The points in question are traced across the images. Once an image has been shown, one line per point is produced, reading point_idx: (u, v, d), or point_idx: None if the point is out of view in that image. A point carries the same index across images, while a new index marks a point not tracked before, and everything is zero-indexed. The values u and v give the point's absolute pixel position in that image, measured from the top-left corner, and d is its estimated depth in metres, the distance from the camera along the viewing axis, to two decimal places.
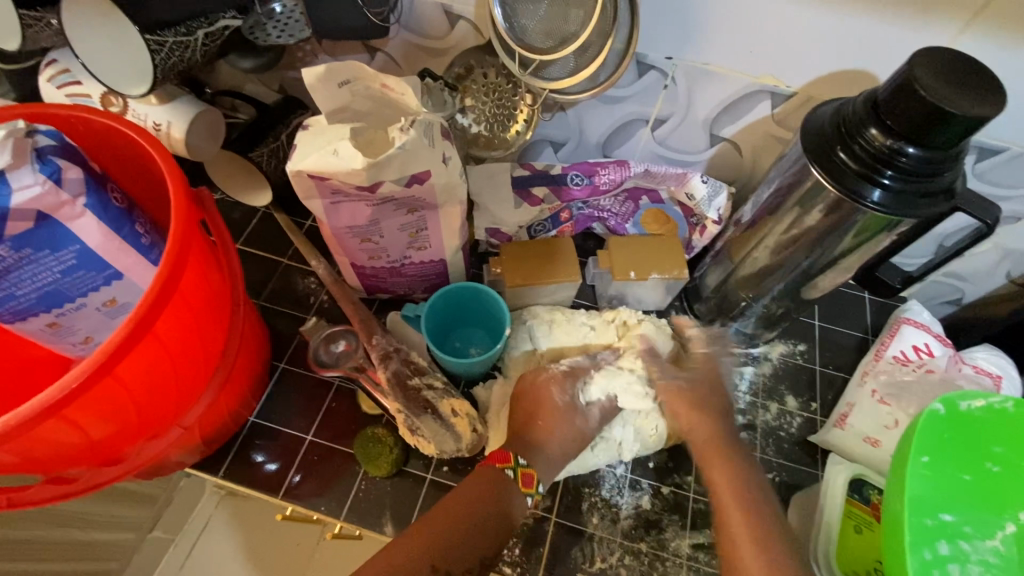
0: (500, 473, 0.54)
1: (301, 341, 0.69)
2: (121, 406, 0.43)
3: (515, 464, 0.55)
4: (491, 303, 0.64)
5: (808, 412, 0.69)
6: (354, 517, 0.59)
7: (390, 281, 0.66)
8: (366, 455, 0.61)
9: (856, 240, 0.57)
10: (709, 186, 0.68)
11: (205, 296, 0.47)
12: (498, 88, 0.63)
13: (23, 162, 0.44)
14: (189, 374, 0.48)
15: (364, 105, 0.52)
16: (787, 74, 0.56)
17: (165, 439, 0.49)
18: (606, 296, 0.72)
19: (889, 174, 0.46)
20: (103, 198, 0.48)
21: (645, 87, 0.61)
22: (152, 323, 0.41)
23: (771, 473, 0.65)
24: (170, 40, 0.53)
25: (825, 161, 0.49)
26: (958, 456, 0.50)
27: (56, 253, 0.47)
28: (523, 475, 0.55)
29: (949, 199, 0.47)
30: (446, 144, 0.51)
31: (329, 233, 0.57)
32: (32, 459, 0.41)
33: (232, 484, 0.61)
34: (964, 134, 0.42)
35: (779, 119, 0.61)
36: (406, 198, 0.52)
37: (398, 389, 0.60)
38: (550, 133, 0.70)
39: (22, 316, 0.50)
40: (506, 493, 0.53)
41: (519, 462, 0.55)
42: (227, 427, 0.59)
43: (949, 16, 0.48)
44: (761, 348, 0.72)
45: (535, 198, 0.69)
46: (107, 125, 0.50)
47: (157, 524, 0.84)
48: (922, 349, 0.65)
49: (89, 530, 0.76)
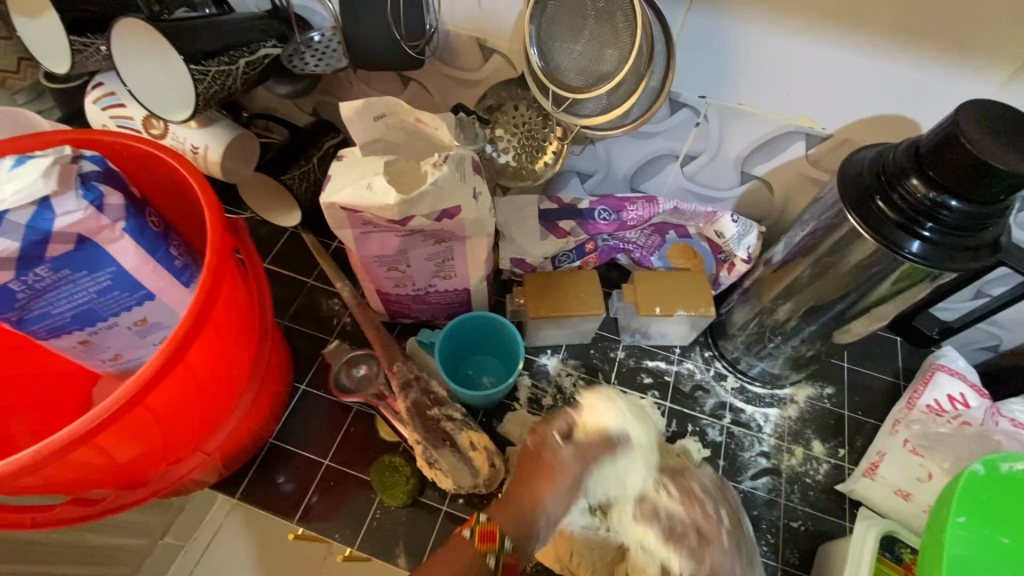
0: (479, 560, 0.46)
1: (323, 363, 0.69)
2: (149, 432, 0.43)
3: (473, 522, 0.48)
4: (507, 335, 0.64)
5: (836, 459, 0.67)
6: (368, 546, 0.59)
7: (413, 307, 0.66)
8: (382, 484, 0.61)
9: (894, 286, 0.56)
10: (739, 225, 0.66)
11: (236, 325, 0.47)
12: (528, 121, 0.63)
13: (68, 188, 0.45)
14: (216, 400, 0.48)
15: (397, 137, 0.52)
16: (822, 116, 0.56)
17: (188, 463, 0.50)
18: (629, 330, 0.72)
19: (930, 226, 0.45)
20: (141, 223, 0.50)
21: (676, 124, 0.61)
22: (184, 352, 0.41)
23: (796, 521, 0.63)
24: (213, 70, 0.55)
25: (862, 209, 0.48)
26: (1000, 520, 0.48)
27: (92, 274, 0.48)
28: (483, 530, 0.47)
29: (993, 253, 0.46)
30: (477, 179, 0.51)
31: (357, 261, 0.57)
32: (58, 480, 0.42)
33: (249, 505, 0.61)
34: (1010, 190, 0.41)
35: (813, 160, 0.60)
36: (435, 230, 0.53)
37: (417, 419, 0.60)
38: (577, 165, 0.70)
39: (56, 333, 0.51)
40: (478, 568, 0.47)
41: (478, 519, 0.48)
42: (247, 448, 0.59)
43: (994, 68, 0.47)
44: (787, 389, 0.71)
45: (562, 230, 0.69)
46: (148, 151, 0.51)
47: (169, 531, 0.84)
48: (958, 399, 0.63)
49: (102, 536, 0.76)
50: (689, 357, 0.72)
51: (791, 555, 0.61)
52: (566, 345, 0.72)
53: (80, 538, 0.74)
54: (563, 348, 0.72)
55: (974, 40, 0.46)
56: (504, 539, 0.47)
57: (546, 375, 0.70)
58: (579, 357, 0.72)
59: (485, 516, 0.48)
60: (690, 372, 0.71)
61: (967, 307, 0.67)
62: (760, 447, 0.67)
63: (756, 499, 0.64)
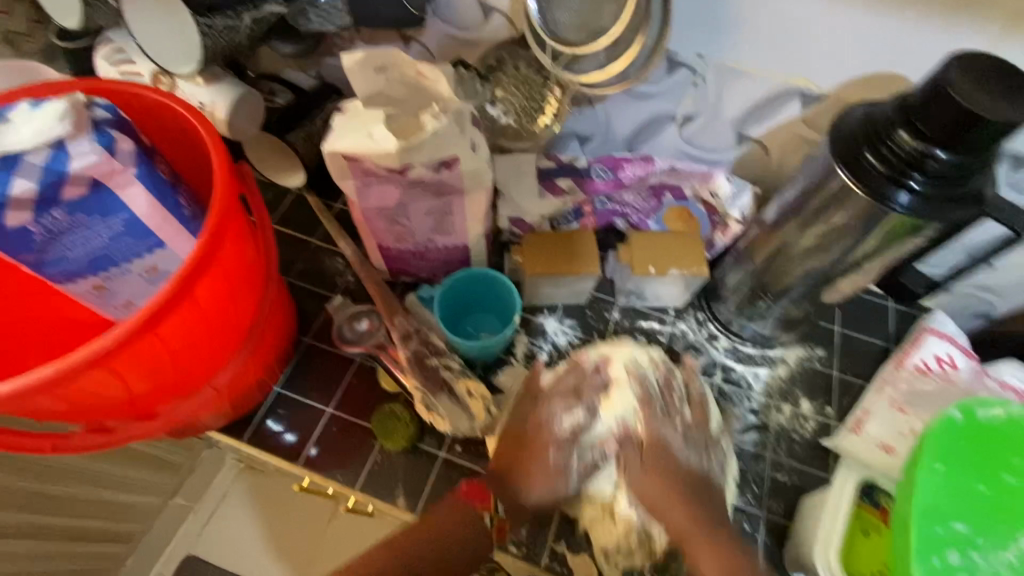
0: (478, 518, 0.56)
1: (326, 318, 0.72)
2: (160, 365, 0.45)
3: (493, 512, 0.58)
4: (504, 290, 0.66)
5: (823, 417, 0.69)
6: (369, 486, 0.62)
7: (413, 264, 0.68)
8: (382, 430, 0.63)
9: (880, 242, 0.57)
10: (733, 184, 0.69)
11: (242, 266, 0.49)
12: (528, 80, 0.64)
13: (82, 132, 0.47)
14: (223, 338, 0.50)
15: (398, 91, 0.52)
16: (817, 75, 0.56)
17: (198, 399, 0.52)
18: (624, 290, 0.73)
19: (917, 177, 0.46)
20: (152, 170, 0.51)
21: (674, 83, 0.62)
22: (191, 287, 0.43)
23: (781, 473, 0.65)
24: (218, 23, 0.57)
25: (852, 163, 0.49)
26: (977, 468, 0.50)
27: (105, 219, 0.50)
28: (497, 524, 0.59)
29: (977, 203, 0.47)
30: (475, 130, 0.53)
31: (358, 214, 0.59)
32: (76, 407, 0.44)
33: (255, 450, 0.64)
34: (995, 138, 0.42)
35: (809, 120, 0.61)
36: (434, 182, 0.54)
37: (416, 367, 0.62)
38: (576, 127, 0.71)
39: (71, 278, 0.54)
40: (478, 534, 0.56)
41: (498, 512, 0.58)
42: (254, 393, 0.62)
43: (989, 21, 0.47)
44: (779, 351, 0.73)
45: (559, 189, 0.70)
46: (158, 101, 0.52)
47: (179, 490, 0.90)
48: (945, 360, 0.65)
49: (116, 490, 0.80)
50: (683, 318, 0.74)
51: (775, 505, 0.64)
52: (563, 305, 0.74)
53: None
54: (559, 307, 0.74)
55: None
56: (498, 505, 0.58)
57: (543, 334, 0.72)
58: (575, 318, 0.74)
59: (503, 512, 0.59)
60: (684, 333, 0.73)
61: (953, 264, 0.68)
62: (749, 404, 0.69)
63: (744, 452, 0.66)
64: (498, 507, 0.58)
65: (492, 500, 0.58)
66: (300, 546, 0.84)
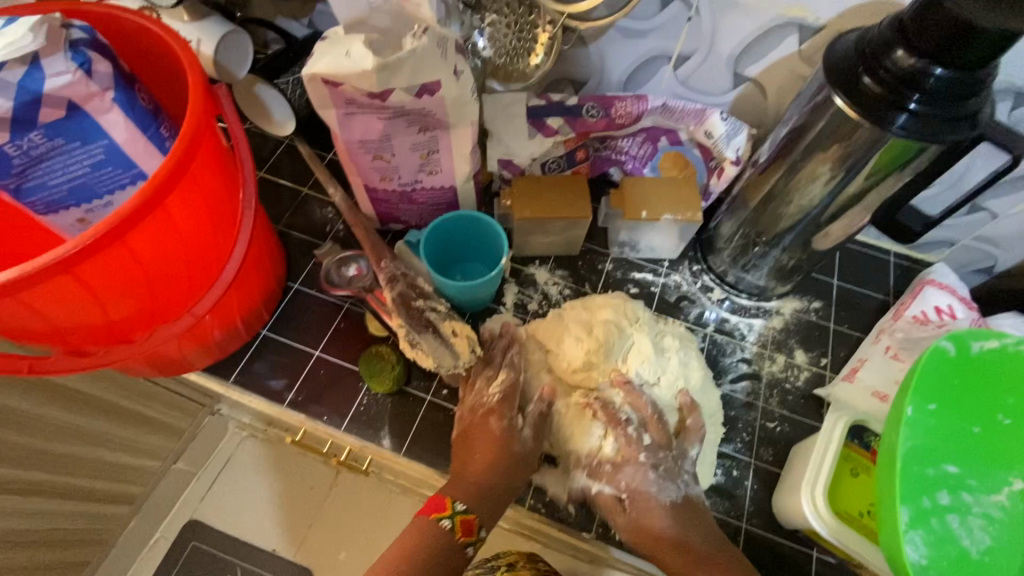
0: (434, 525, 0.53)
1: (316, 264, 0.71)
2: (135, 283, 0.44)
3: (451, 512, 0.54)
4: (491, 234, 0.65)
5: (817, 367, 0.67)
6: (353, 429, 0.62)
7: (401, 208, 0.67)
8: (368, 372, 0.63)
9: (867, 181, 0.56)
10: (728, 123, 0.64)
11: (219, 187, 0.48)
12: (519, 20, 0.61)
13: (56, 49, 0.46)
14: (200, 261, 0.49)
15: (383, 21, 0.49)
16: (815, 4, 0.54)
17: (177, 326, 0.51)
18: (617, 241, 0.72)
19: (917, 97, 0.44)
20: (131, 95, 0.51)
21: (668, 19, 0.60)
22: (162, 198, 0.41)
23: (773, 422, 0.64)
24: None
25: (848, 87, 0.47)
26: (972, 409, 0.50)
27: (86, 145, 0.50)
28: (462, 521, 0.54)
29: (975, 126, 0.45)
30: (458, 58, 0.51)
31: (342, 149, 0.58)
32: (48, 324, 0.43)
33: (240, 392, 0.64)
34: (996, 50, 0.40)
35: (806, 55, 0.59)
36: (417, 112, 0.53)
37: (402, 308, 0.61)
38: (569, 70, 0.69)
39: (54, 209, 0.53)
40: (441, 544, 0.53)
41: (456, 509, 0.54)
42: (238, 331, 0.61)
43: None
44: (774, 302, 0.71)
45: (550, 128, 0.67)
46: (136, 24, 0.51)
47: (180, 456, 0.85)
48: (945, 310, 0.63)
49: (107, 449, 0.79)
50: (677, 270, 0.73)
51: (765, 453, 0.63)
52: (555, 256, 0.73)
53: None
54: (551, 258, 0.73)
55: None
56: (454, 503, 0.54)
57: (534, 283, 0.71)
58: (567, 268, 0.73)
59: (464, 508, 0.54)
60: (677, 284, 0.72)
61: (946, 200, 0.65)
62: (742, 353, 0.68)
63: (734, 401, 0.65)
64: (456, 505, 0.54)
65: (444, 501, 0.54)
66: (300, 521, 0.81)
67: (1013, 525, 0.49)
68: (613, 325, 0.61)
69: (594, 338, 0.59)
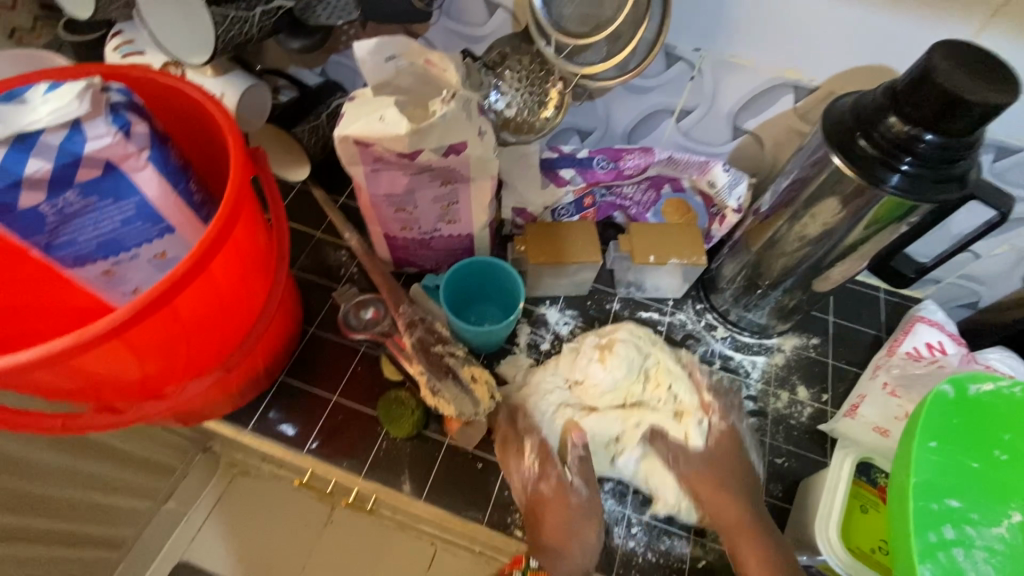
0: None
1: (331, 308, 0.72)
2: (174, 341, 0.46)
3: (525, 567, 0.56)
4: (508, 279, 0.67)
5: (819, 403, 0.70)
6: (374, 474, 0.62)
7: (418, 254, 0.69)
8: (388, 417, 0.64)
9: (869, 230, 0.59)
10: (730, 175, 0.69)
11: (253, 247, 0.50)
12: (531, 75, 0.66)
13: (99, 113, 0.48)
14: (233, 318, 0.51)
15: (406, 81, 0.55)
16: (808, 68, 0.59)
17: (206, 379, 0.53)
18: (624, 282, 0.75)
19: (907, 161, 0.48)
20: (164, 153, 0.52)
21: (672, 78, 0.64)
22: (207, 262, 0.44)
23: (780, 458, 0.67)
24: (232, 14, 0.57)
25: (845, 148, 0.51)
26: (970, 445, 0.53)
27: (118, 202, 0.51)
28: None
29: (963, 187, 0.49)
30: (482, 119, 0.55)
31: (366, 201, 0.60)
32: (89, 383, 0.45)
33: (258, 439, 0.64)
34: (980, 121, 0.44)
35: (801, 113, 0.63)
36: (443, 169, 0.56)
37: (421, 353, 0.63)
38: (577, 122, 0.73)
39: (81, 262, 0.53)
40: None
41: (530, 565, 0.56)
42: (260, 380, 0.62)
43: (969, 16, 0.50)
44: (775, 340, 0.74)
45: (562, 179, 0.72)
46: (170, 86, 0.53)
47: (170, 497, 0.86)
48: (935, 346, 0.67)
49: (110, 494, 0.78)
50: (681, 309, 0.76)
51: (775, 489, 0.65)
52: (565, 296, 0.75)
53: (90, 494, 0.74)
54: (561, 299, 0.75)
55: None
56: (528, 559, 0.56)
57: (545, 324, 0.73)
58: (577, 308, 0.75)
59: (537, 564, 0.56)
60: (682, 322, 0.75)
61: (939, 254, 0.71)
62: (747, 391, 0.70)
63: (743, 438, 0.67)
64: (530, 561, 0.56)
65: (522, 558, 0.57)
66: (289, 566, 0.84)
67: (1016, 557, 0.51)
68: (631, 344, 0.65)
69: (614, 356, 0.63)
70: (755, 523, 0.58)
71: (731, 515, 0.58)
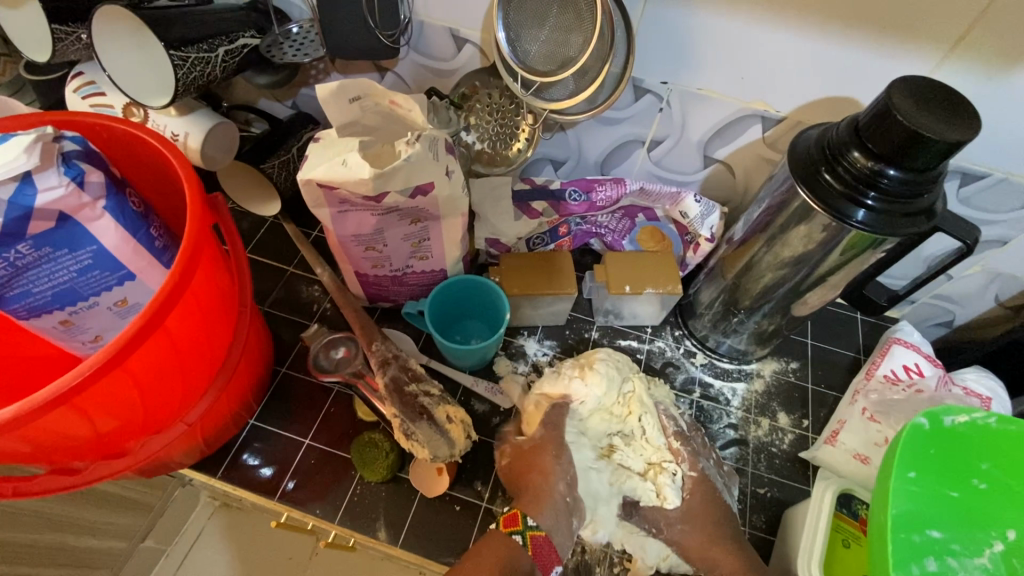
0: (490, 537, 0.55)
1: (303, 347, 0.71)
2: (129, 399, 0.45)
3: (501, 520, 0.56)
4: (492, 296, 0.66)
5: (800, 429, 0.70)
6: (347, 521, 0.60)
7: (392, 289, 0.68)
8: (362, 460, 0.62)
9: (843, 257, 0.59)
10: (702, 205, 0.70)
11: (214, 296, 0.49)
12: (501, 109, 0.66)
13: (49, 165, 0.46)
14: (194, 370, 0.50)
15: (373, 120, 0.54)
16: (775, 100, 0.59)
17: (169, 433, 0.51)
18: (602, 310, 0.74)
19: (872, 195, 0.48)
20: (122, 201, 0.51)
21: (641, 109, 0.64)
22: (162, 318, 0.43)
23: (763, 488, 0.66)
24: (193, 56, 0.57)
25: (811, 182, 0.51)
26: (947, 475, 0.52)
27: (73, 252, 0.49)
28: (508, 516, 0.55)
29: (929, 219, 0.49)
30: (449, 158, 0.54)
31: (334, 241, 0.59)
32: (40, 447, 0.43)
33: (227, 487, 0.62)
34: (941, 157, 0.44)
35: (770, 142, 0.64)
36: (410, 209, 0.55)
37: (395, 395, 0.61)
38: (550, 152, 0.73)
39: (37, 313, 0.51)
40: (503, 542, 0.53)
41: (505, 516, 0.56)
42: (229, 427, 0.60)
43: (929, 49, 0.51)
44: (754, 365, 0.74)
45: (535, 210, 0.71)
46: (129, 133, 0.52)
47: (150, 533, 0.85)
48: (913, 368, 0.67)
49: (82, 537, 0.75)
50: (660, 336, 0.75)
51: (758, 520, 0.64)
52: (543, 326, 0.74)
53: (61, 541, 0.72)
54: (539, 329, 0.74)
55: (911, 27, 0.50)
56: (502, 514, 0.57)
57: (523, 355, 0.72)
58: (555, 338, 0.74)
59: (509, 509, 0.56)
60: (662, 350, 0.74)
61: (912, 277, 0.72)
62: (728, 419, 0.70)
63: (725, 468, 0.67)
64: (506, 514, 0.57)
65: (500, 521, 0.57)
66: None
67: None
68: (611, 363, 0.65)
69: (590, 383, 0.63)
70: (739, 558, 0.57)
71: (713, 550, 0.57)
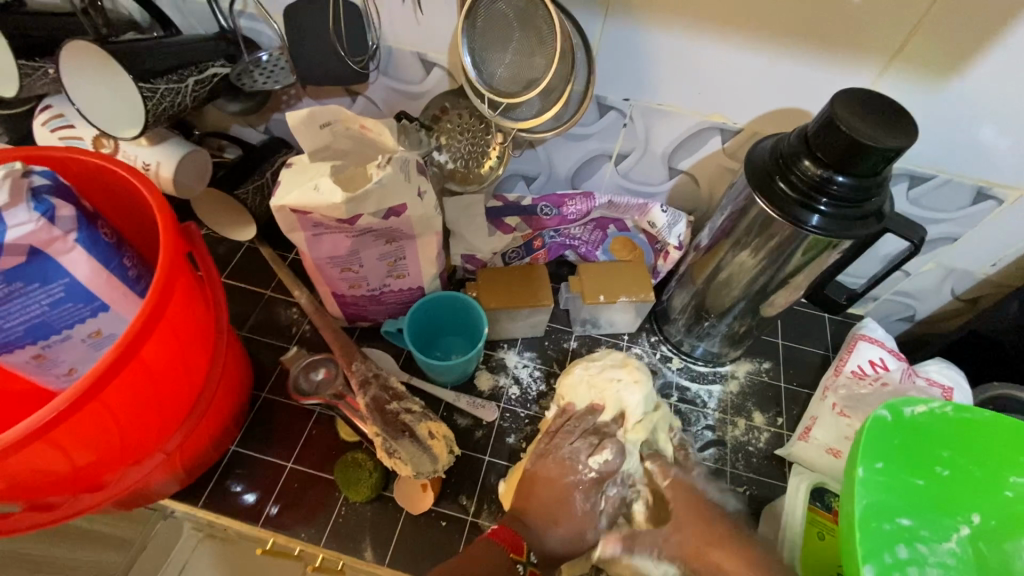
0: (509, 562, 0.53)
1: (283, 371, 0.71)
2: (106, 431, 0.45)
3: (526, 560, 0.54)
4: (470, 312, 0.68)
5: (775, 427, 0.72)
6: (333, 542, 0.60)
7: (369, 309, 0.69)
8: (345, 481, 0.62)
9: (804, 259, 0.62)
10: (668, 215, 0.73)
11: (190, 324, 0.49)
12: (471, 128, 0.67)
13: (19, 201, 0.47)
14: (172, 398, 0.50)
15: (344, 144, 0.55)
16: (731, 112, 0.62)
17: (148, 464, 0.51)
18: (579, 320, 0.76)
19: (824, 201, 0.51)
20: (94, 233, 0.51)
21: (607, 125, 0.67)
22: (138, 348, 0.43)
23: (742, 487, 0.68)
24: (162, 87, 0.57)
25: (767, 190, 0.53)
26: (912, 464, 0.54)
27: (45, 286, 0.49)
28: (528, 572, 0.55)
29: (878, 220, 0.52)
30: (421, 179, 0.55)
31: (310, 264, 0.60)
32: (16, 484, 0.43)
33: (210, 515, 0.61)
34: (884, 163, 0.47)
35: (729, 152, 0.66)
36: (384, 230, 0.56)
37: (376, 413, 0.62)
38: (521, 168, 0.75)
39: (8, 348, 0.51)
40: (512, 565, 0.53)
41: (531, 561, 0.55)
42: (209, 455, 0.60)
43: (869, 62, 0.54)
44: (728, 366, 0.76)
45: (508, 226, 0.74)
46: (101, 165, 0.53)
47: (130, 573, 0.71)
48: (878, 363, 0.70)
49: None
50: (636, 342, 0.77)
51: None
52: (523, 338, 0.76)
53: None
54: (519, 341, 0.75)
55: (849, 44, 0.53)
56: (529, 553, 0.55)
57: (504, 368, 0.73)
58: (534, 350, 0.75)
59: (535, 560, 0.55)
60: (639, 356, 0.76)
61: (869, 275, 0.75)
62: (706, 421, 0.72)
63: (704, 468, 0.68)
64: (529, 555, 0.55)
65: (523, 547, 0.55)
66: None
67: (966, 568, 0.53)
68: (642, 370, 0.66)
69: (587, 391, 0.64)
70: None
71: None
